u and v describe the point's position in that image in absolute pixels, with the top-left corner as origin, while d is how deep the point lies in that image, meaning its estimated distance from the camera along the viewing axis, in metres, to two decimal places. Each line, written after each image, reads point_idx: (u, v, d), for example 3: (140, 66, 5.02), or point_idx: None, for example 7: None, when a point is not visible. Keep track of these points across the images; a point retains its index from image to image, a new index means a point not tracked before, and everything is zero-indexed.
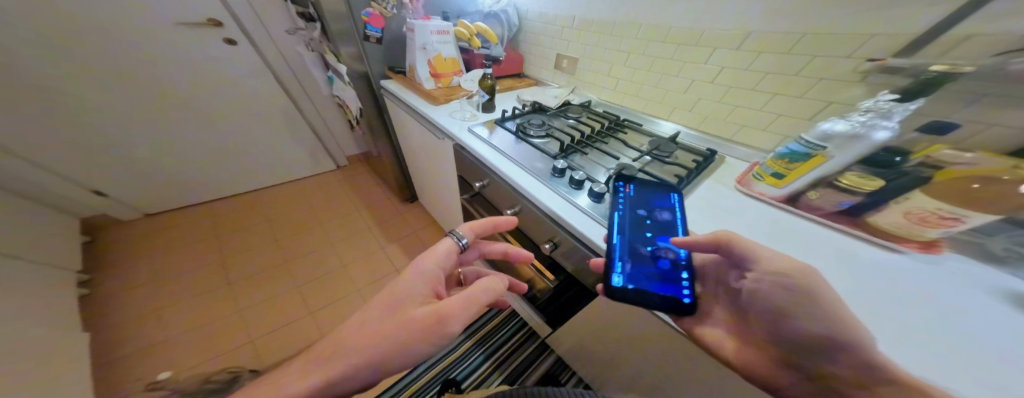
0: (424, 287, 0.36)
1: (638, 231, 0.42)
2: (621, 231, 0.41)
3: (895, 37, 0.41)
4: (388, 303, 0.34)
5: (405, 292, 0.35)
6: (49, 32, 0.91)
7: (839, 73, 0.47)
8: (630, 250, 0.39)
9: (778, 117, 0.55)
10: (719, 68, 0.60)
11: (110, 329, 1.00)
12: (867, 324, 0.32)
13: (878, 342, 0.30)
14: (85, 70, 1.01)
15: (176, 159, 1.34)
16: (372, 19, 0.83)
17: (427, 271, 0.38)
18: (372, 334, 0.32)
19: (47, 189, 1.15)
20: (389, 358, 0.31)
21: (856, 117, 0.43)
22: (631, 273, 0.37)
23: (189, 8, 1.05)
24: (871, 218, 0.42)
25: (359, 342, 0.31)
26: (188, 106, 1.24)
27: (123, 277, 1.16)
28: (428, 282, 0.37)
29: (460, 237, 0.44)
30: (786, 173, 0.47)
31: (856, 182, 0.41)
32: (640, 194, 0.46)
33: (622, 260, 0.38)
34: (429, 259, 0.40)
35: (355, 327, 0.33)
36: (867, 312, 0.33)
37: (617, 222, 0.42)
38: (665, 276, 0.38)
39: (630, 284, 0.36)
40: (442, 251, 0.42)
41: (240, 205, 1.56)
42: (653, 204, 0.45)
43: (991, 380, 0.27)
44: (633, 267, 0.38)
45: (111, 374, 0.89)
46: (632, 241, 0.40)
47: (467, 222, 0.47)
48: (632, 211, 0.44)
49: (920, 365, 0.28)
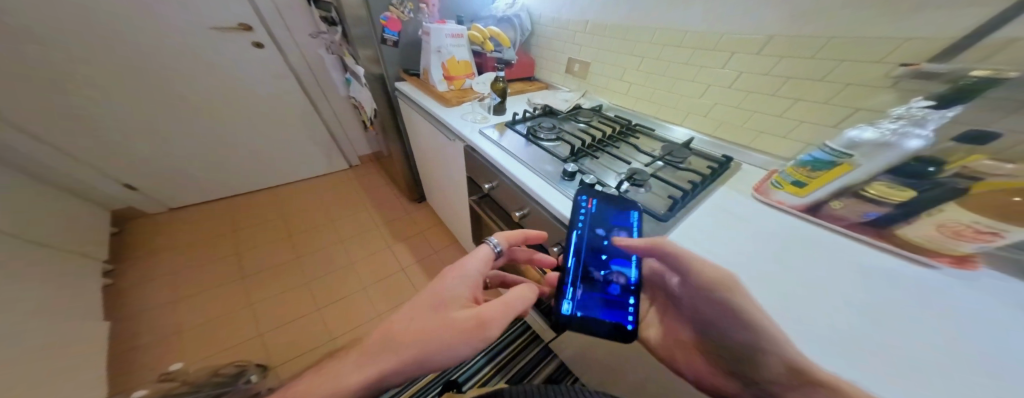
0: (465, 292, 0.35)
1: (593, 254, 0.42)
2: (578, 255, 0.42)
3: (927, 42, 0.39)
4: (429, 303, 0.33)
5: (445, 295, 0.34)
6: (94, 35, 0.99)
7: (867, 78, 0.45)
8: (582, 275, 0.41)
9: (799, 124, 0.53)
10: (736, 73, 0.59)
11: (130, 318, 1.04)
12: (840, 328, 0.32)
13: (859, 349, 0.30)
14: (125, 69, 1.09)
15: (201, 155, 1.41)
16: (389, 23, 0.86)
17: (467, 275, 0.37)
18: (413, 331, 0.31)
19: (83, 182, 1.22)
20: (430, 358, 0.30)
21: (885, 124, 0.40)
22: (580, 299, 0.39)
23: (222, 13, 1.12)
24: (900, 230, 0.39)
25: (402, 339, 0.30)
26: (215, 105, 1.31)
27: (146, 267, 1.22)
28: (468, 287, 0.36)
29: (495, 245, 0.42)
30: (808, 181, 0.45)
31: (884, 192, 0.38)
32: (601, 210, 0.44)
33: (574, 286, 0.40)
34: (468, 263, 0.38)
35: (395, 323, 0.32)
36: (863, 317, 0.33)
37: (573, 244, 0.42)
38: (614, 300, 0.40)
39: (579, 311, 0.39)
40: (480, 256, 0.40)
41: (257, 201, 1.62)
42: (612, 223, 0.44)
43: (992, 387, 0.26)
44: (582, 294, 0.40)
45: (128, 362, 0.93)
46: (586, 265, 0.42)
47: (503, 231, 0.45)
48: (591, 230, 0.43)
49: (907, 373, 0.28)
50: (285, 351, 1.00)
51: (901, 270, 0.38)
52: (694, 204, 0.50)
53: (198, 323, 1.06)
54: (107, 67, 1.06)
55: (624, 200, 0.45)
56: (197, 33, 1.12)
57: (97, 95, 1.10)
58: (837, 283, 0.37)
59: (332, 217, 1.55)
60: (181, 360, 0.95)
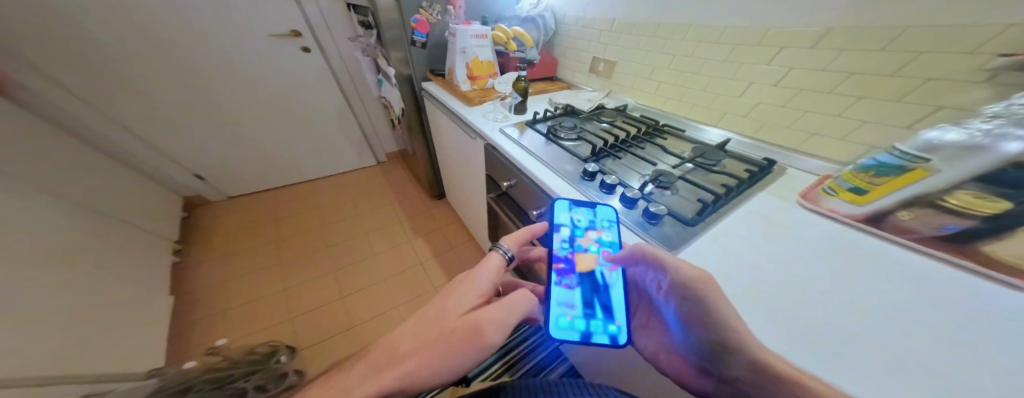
0: (470, 304, 0.34)
1: (569, 259, 0.42)
2: (556, 261, 0.42)
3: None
4: (434, 317, 0.33)
5: (450, 308, 0.34)
6: (174, 41, 1.16)
7: (954, 71, 0.38)
8: (561, 281, 0.40)
9: (864, 124, 0.47)
10: (786, 69, 0.53)
11: (189, 293, 1.18)
12: (817, 322, 0.30)
13: (828, 341, 0.28)
14: (198, 73, 1.27)
15: (253, 150, 1.58)
16: (419, 25, 0.90)
17: (475, 287, 0.36)
18: (414, 344, 0.30)
19: (162, 170, 1.42)
20: (427, 378, 0.28)
21: (977, 124, 0.32)
22: (561, 305, 0.38)
23: (276, 21, 1.27)
24: (988, 247, 0.33)
25: (403, 352, 0.30)
26: (267, 104, 1.47)
27: (204, 248, 1.38)
28: (474, 300, 0.35)
29: (506, 251, 0.41)
30: (869, 189, 0.40)
31: (971, 204, 0.31)
32: (584, 220, 0.45)
33: (560, 297, 0.39)
34: (477, 275, 0.37)
35: (400, 335, 0.31)
36: (871, 318, 0.30)
37: (555, 256, 0.42)
38: (596, 305, 0.38)
39: (563, 317, 0.37)
40: (489, 267, 0.39)
41: (296, 193, 1.76)
42: (594, 231, 0.44)
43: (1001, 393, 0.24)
44: (562, 299, 0.39)
45: (184, 331, 1.05)
46: (564, 270, 0.41)
47: (507, 235, 0.44)
48: (573, 241, 0.43)
49: (885, 368, 0.26)
50: (309, 335, 1.07)
51: (915, 266, 0.36)
52: (726, 209, 0.46)
53: (241, 302, 1.17)
54: (183, 71, 1.24)
55: (602, 209, 0.45)
56: (254, 40, 1.27)
57: (173, 95, 1.28)
58: (827, 276, 0.35)
59: (359, 211, 1.64)
60: (224, 337, 1.05)
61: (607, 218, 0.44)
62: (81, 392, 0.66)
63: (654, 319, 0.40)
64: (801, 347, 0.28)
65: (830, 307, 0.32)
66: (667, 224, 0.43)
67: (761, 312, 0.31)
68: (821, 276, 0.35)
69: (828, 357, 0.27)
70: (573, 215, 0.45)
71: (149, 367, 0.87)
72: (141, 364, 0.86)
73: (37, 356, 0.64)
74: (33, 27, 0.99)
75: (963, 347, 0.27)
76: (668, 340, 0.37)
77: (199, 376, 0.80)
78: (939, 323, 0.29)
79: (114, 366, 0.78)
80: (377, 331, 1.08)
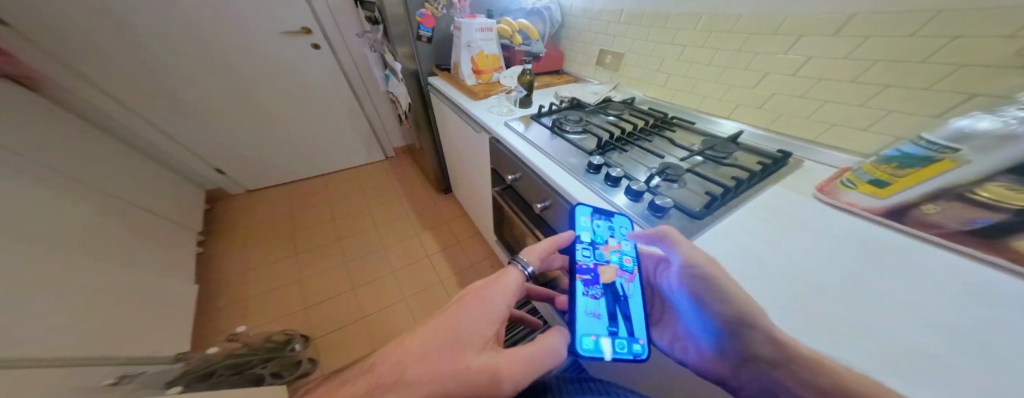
0: (487, 331, 0.31)
1: (594, 270, 0.40)
2: (581, 271, 0.40)
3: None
4: (448, 338, 0.29)
5: (466, 331, 0.30)
6: (194, 39, 1.21)
7: (989, 57, 0.35)
8: (586, 291, 0.38)
9: (889, 114, 0.44)
10: (804, 58, 0.51)
11: (211, 281, 1.25)
12: (817, 302, 0.31)
13: (824, 318, 0.29)
14: (216, 71, 1.32)
15: (269, 145, 1.63)
16: (424, 20, 0.90)
17: (492, 310, 0.33)
18: (427, 371, 0.27)
19: (185, 165, 1.49)
20: None
21: (1012, 112, 0.30)
22: (586, 318, 0.36)
23: (288, 19, 1.30)
24: (1018, 243, 0.31)
25: (412, 378, 0.26)
26: (281, 100, 1.51)
27: (224, 240, 1.44)
28: (490, 326, 0.32)
29: (525, 266, 0.38)
30: (890, 181, 0.38)
31: (1001, 195, 0.29)
32: (606, 226, 0.43)
33: (584, 309, 0.37)
34: (494, 295, 0.34)
35: (409, 353, 0.28)
36: (875, 301, 0.30)
37: (578, 264, 0.40)
38: (620, 318, 0.37)
39: (588, 334, 0.35)
40: (507, 285, 0.36)
41: (309, 187, 1.81)
42: (617, 237, 0.43)
43: (1001, 376, 0.23)
44: (587, 311, 0.37)
45: (208, 317, 1.11)
46: (589, 281, 0.39)
47: (528, 247, 0.40)
48: (597, 248, 0.41)
49: (878, 345, 0.26)
50: (322, 325, 1.10)
51: (944, 262, 0.34)
52: (737, 202, 0.45)
53: (260, 291, 1.22)
54: (203, 69, 1.29)
55: (622, 215, 0.44)
56: (267, 38, 1.31)
57: (194, 92, 1.34)
58: (842, 267, 0.34)
59: (370, 204, 1.68)
60: (245, 324, 1.10)
61: (625, 226, 0.43)
62: (116, 371, 0.70)
63: (669, 311, 0.40)
64: (817, 330, 0.28)
65: (847, 294, 0.31)
66: (672, 217, 0.42)
67: (775, 295, 0.32)
68: (839, 265, 0.35)
69: (847, 340, 0.27)
70: (595, 220, 0.43)
71: (178, 351, 0.93)
72: (169, 347, 0.91)
73: (76, 334, 0.70)
74: (67, 29, 1.05)
75: (989, 339, 0.26)
76: (685, 329, 0.37)
77: (220, 362, 0.84)
78: (964, 316, 0.28)
79: (145, 350, 0.83)
80: (387, 322, 1.11)
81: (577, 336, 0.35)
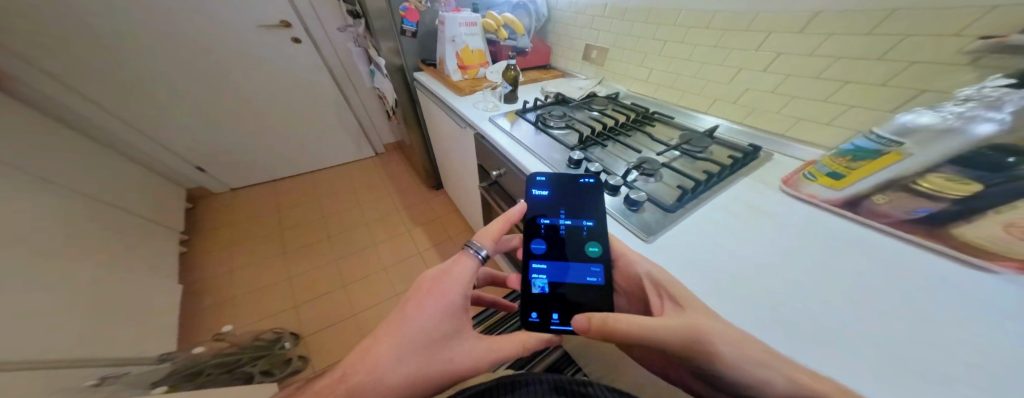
0: (450, 327, 0.34)
1: (549, 240, 0.43)
2: (533, 243, 0.43)
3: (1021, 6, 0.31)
4: (413, 341, 0.32)
5: (430, 331, 0.33)
6: (172, 37, 1.18)
7: (937, 56, 0.38)
8: (539, 264, 0.42)
9: (850, 109, 0.47)
10: (774, 55, 0.53)
11: (195, 282, 1.22)
12: (785, 297, 0.32)
13: (791, 314, 0.31)
14: (190, 63, 1.26)
15: (252, 143, 1.60)
16: (408, 14, 0.89)
17: (450, 305, 0.35)
18: (405, 375, 0.30)
19: (163, 163, 1.45)
20: None
21: (950, 108, 0.33)
22: (539, 295, 0.40)
23: (267, 13, 1.26)
24: (958, 230, 0.33)
25: (391, 386, 0.29)
26: (261, 97, 1.47)
27: (208, 240, 1.41)
28: (453, 320, 0.35)
29: (478, 249, 0.39)
30: (846, 172, 0.40)
31: (939, 186, 0.33)
32: (566, 192, 0.45)
33: (542, 287, 0.41)
34: (448, 290, 0.36)
35: (380, 363, 0.29)
36: (836, 292, 0.32)
37: (532, 232, 0.44)
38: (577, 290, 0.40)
39: (531, 311, 0.40)
40: (461, 277, 0.37)
41: (296, 184, 1.78)
42: (576, 204, 0.44)
43: (940, 358, 0.26)
44: (540, 285, 0.41)
45: (190, 320, 1.09)
46: (542, 253, 0.42)
47: (483, 230, 0.42)
48: (552, 216, 0.45)
49: (841, 338, 0.28)
50: (312, 322, 1.11)
51: (902, 256, 0.36)
52: (708, 195, 0.46)
53: (247, 290, 1.21)
54: (179, 63, 1.25)
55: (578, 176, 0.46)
56: (246, 33, 1.28)
57: (169, 87, 1.29)
58: (810, 261, 0.36)
59: (360, 202, 1.66)
60: (231, 323, 1.09)
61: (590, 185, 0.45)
62: (99, 373, 0.69)
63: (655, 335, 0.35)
64: (771, 319, 0.30)
65: (802, 288, 0.33)
66: (647, 211, 0.44)
67: (739, 290, 0.33)
68: (802, 262, 0.36)
69: (820, 348, 0.27)
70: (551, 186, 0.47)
71: (164, 351, 0.92)
72: (156, 347, 0.91)
73: (59, 335, 0.69)
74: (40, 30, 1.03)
75: (957, 339, 0.27)
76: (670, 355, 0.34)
77: (206, 362, 0.84)
78: (932, 315, 0.29)
79: (130, 351, 0.81)
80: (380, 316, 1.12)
81: (529, 310, 0.40)
